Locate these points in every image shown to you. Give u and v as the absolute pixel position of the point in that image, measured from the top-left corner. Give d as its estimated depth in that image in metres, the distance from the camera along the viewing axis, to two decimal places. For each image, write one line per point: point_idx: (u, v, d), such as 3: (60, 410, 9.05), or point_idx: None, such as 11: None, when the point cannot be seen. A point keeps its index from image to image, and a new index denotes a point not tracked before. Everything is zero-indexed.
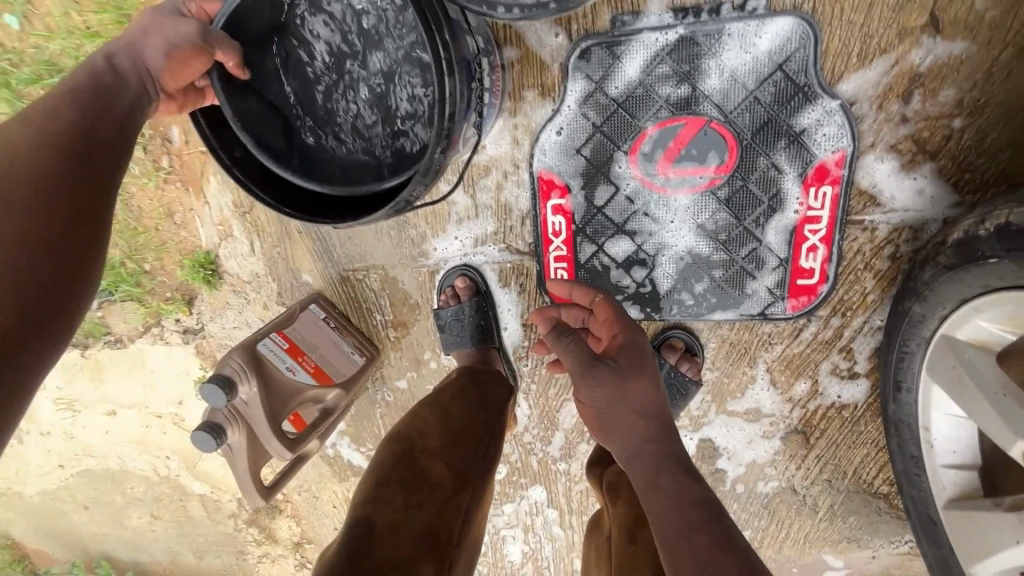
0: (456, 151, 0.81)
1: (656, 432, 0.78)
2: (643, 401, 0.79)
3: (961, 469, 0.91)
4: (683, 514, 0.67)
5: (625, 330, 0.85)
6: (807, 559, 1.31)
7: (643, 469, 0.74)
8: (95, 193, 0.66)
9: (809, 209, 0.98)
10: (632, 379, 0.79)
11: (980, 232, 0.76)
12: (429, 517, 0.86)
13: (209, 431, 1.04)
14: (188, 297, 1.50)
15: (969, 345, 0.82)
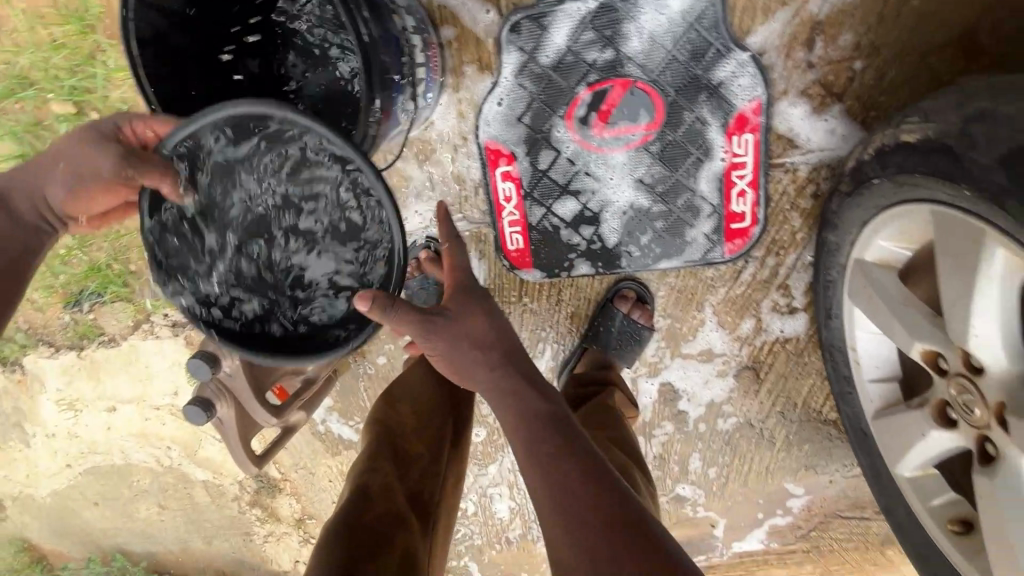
0: (397, 119, 0.88)
1: (512, 358, 0.85)
2: (483, 335, 0.83)
3: (884, 381, 0.99)
4: (538, 437, 0.78)
5: (451, 276, 0.86)
6: (771, 489, 1.40)
7: (499, 396, 0.82)
8: None
9: (734, 156, 1.06)
10: (466, 322, 0.83)
11: (864, 157, 0.84)
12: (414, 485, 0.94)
13: (198, 405, 1.12)
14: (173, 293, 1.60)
15: (876, 265, 0.89)
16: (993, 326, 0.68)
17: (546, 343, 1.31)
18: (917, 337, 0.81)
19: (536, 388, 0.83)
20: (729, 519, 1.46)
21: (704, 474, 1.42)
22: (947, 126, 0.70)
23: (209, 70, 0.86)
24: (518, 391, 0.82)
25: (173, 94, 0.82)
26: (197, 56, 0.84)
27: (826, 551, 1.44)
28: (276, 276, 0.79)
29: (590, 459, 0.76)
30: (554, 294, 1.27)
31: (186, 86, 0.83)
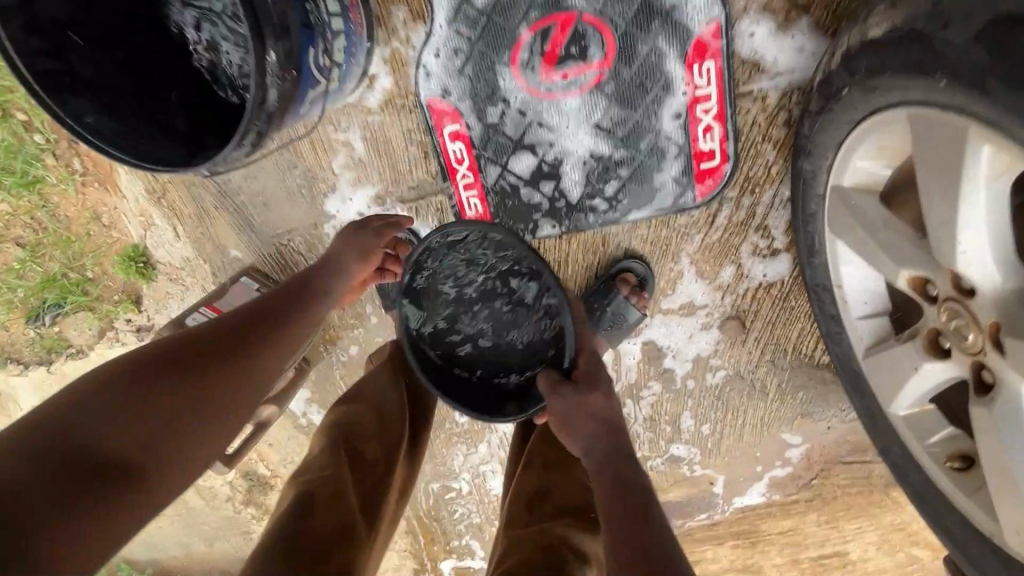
0: (309, 75, 0.78)
1: (617, 436, 0.89)
2: (602, 412, 0.90)
3: (875, 318, 0.92)
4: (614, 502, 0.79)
5: (583, 352, 0.98)
6: (767, 441, 1.35)
7: (597, 463, 0.86)
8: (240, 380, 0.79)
9: (696, 88, 0.98)
10: (587, 393, 0.91)
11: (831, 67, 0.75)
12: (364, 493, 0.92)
13: None
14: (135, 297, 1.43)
15: (856, 191, 0.80)
16: (983, 236, 0.60)
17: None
18: (903, 263, 0.73)
19: (624, 460, 0.86)
20: (727, 474, 1.42)
21: (698, 431, 1.37)
22: (916, 11, 0.63)
23: (98, 40, 0.78)
24: (613, 460, 0.85)
25: (56, 68, 0.74)
26: (81, 27, 0.76)
27: (829, 498, 1.40)
28: (497, 348, 1.03)
29: (662, 555, 0.71)
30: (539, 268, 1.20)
31: (70, 59, 0.75)
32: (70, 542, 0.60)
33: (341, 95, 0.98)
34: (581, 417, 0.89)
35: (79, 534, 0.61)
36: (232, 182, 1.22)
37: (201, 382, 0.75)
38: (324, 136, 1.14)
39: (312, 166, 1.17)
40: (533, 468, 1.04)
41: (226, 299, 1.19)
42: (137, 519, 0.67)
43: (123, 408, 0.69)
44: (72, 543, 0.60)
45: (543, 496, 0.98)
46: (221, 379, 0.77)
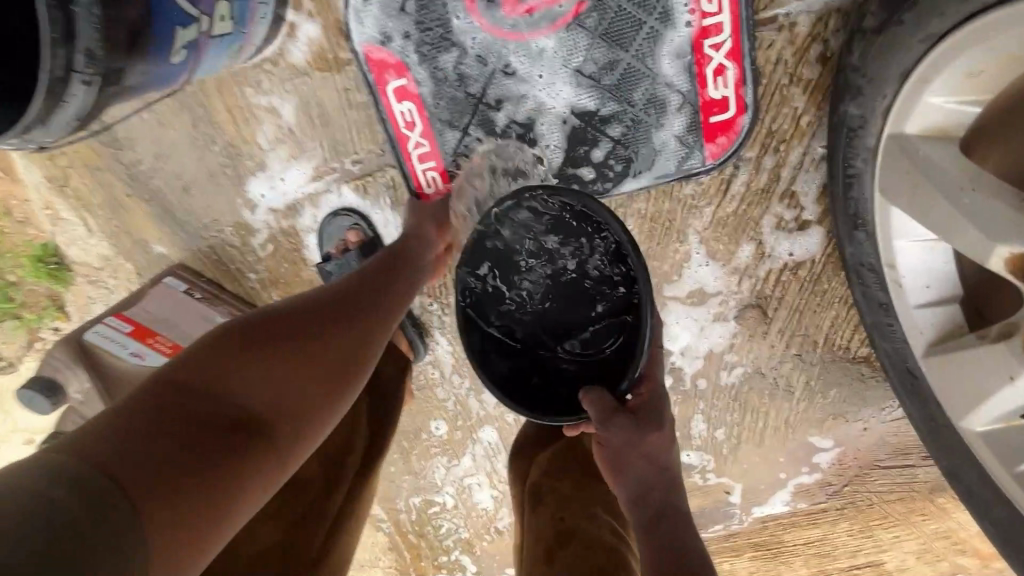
0: (168, 5, 0.57)
1: (669, 487, 0.71)
2: (659, 456, 0.71)
3: (938, 306, 0.72)
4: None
5: (649, 382, 0.73)
6: (793, 446, 1.16)
7: (643, 522, 0.69)
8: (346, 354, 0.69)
9: (704, 16, 0.76)
10: (648, 428, 0.70)
11: None
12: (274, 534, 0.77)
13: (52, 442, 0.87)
14: (61, 301, 1.18)
15: (925, 139, 0.59)
16: None
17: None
18: (999, 237, 0.54)
19: (673, 517, 0.69)
20: (746, 483, 1.23)
21: (711, 437, 1.18)
22: None
23: None
24: (661, 518, 0.68)
25: None
26: None
27: (862, 505, 1.21)
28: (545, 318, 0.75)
29: None
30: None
31: None
32: (179, 510, 0.50)
33: (251, 42, 0.78)
34: (634, 457, 0.70)
35: (170, 515, 0.49)
36: (144, 164, 1.01)
37: (310, 351, 0.66)
38: (245, 101, 0.92)
39: (234, 139, 0.96)
40: (543, 502, 0.87)
41: (142, 306, 0.98)
42: (246, 493, 0.56)
43: (234, 375, 0.61)
44: (180, 510, 0.50)
45: (568, 535, 0.80)
46: (329, 350, 0.68)
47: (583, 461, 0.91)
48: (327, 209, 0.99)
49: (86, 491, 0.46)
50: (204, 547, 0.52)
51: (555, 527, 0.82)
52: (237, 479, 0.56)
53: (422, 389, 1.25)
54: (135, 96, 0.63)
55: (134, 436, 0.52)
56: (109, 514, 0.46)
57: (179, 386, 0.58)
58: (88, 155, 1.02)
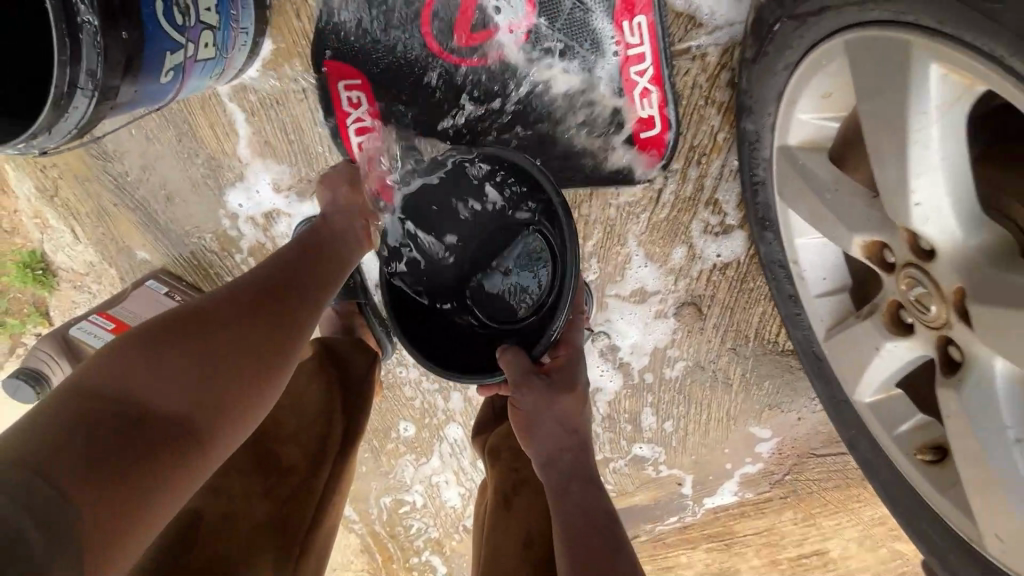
0: (160, 33, 0.66)
1: (582, 452, 0.81)
2: (569, 419, 0.82)
3: (832, 295, 0.81)
4: (587, 522, 0.74)
5: (567, 345, 0.84)
6: (735, 436, 1.25)
7: (556, 481, 0.78)
8: (277, 341, 0.71)
9: (628, 47, 0.88)
10: (559, 394, 0.81)
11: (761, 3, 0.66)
12: (265, 510, 0.81)
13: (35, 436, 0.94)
14: (46, 307, 1.25)
15: (802, 150, 0.69)
16: (941, 181, 0.49)
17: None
18: (856, 227, 0.63)
19: (585, 479, 0.79)
20: (696, 473, 1.32)
21: (660, 429, 1.27)
22: None
23: None
24: (575, 480, 0.78)
25: None
26: None
27: (803, 494, 1.29)
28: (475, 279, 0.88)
29: None
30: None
31: None
32: (114, 497, 0.53)
33: (230, 68, 0.87)
34: (547, 420, 0.81)
35: (103, 504, 0.52)
36: (130, 176, 1.10)
37: (244, 336, 0.69)
38: (226, 118, 1.02)
39: (215, 153, 1.05)
40: (501, 459, 0.95)
41: (124, 306, 1.05)
42: (184, 474, 0.60)
43: (156, 371, 0.62)
44: (113, 502, 0.53)
45: (522, 484, 0.90)
46: (259, 334, 0.70)
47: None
48: (301, 217, 1.08)
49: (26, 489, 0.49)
50: (143, 524, 0.55)
51: (511, 477, 0.92)
52: (173, 462, 0.59)
53: (392, 388, 1.32)
54: (125, 110, 0.71)
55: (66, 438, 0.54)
56: (48, 508, 0.49)
57: (101, 391, 0.59)
58: (78, 167, 1.10)
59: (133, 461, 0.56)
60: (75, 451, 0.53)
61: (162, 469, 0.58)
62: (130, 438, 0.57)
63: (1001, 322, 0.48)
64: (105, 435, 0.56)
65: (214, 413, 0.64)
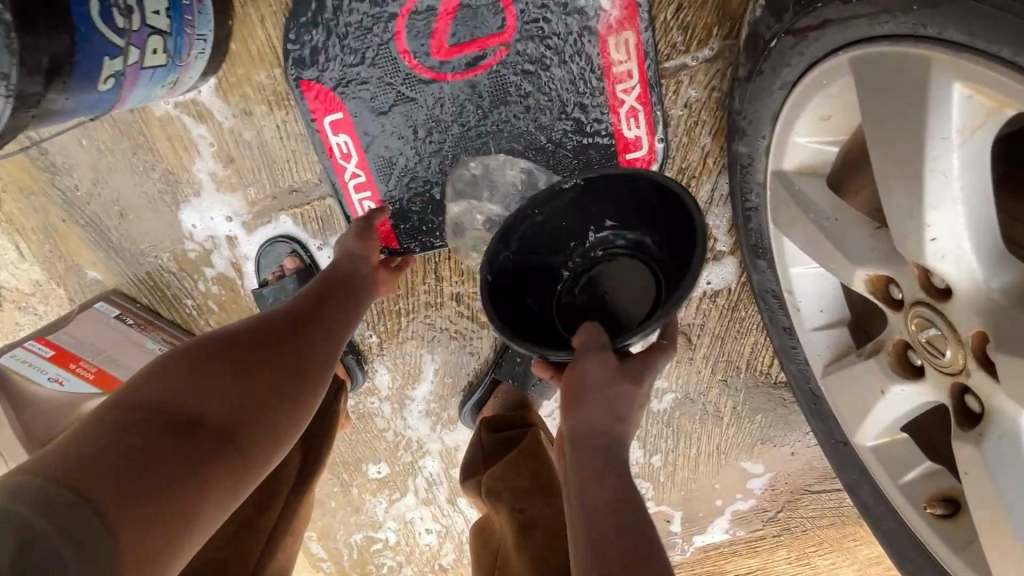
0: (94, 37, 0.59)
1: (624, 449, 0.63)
2: (622, 408, 0.64)
3: (830, 328, 0.76)
4: (621, 518, 0.55)
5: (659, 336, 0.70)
6: (726, 471, 1.19)
7: (591, 465, 0.60)
8: (316, 366, 0.69)
9: (613, 64, 0.83)
10: (627, 376, 0.64)
11: (756, 17, 0.61)
12: (208, 552, 0.72)
13: None
14: None
15: (799, 175, 0.64)
16: (960, 214, 0.44)
17: (446, 359, 1.14)
18: (858, 260, 0.57)
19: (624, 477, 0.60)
20: (685, 510, 1.25)
21: (648, 464, 1.21)
22: None
23: None
24: (610, 472, 0.59)
25: None
26: None
27: (798, 532, 1.23)
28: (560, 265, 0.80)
29: None
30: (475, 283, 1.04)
31: None
32: (155, 517, 0.47)
33: (187, 77, 0.80)
34: (600, 397, 0.63)
35: (146, 521, 0.46)
36: (80, 190, 1.02)
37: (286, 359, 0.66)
38: (184, 130, 0.95)
39: (173, 167, 0.98)
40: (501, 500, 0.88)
41: (67, 331, 0.96)
42: (224, 499, 0.54)
43: (199, 387, 0.58)
44: (154, 521, 0.47)
45: (529, 526, 0.83)
46: (297, 356, 0.68)
47: (535, 459, 0.93)
48: (264, 237, 1.01)
49: (52, 504, 0.42)
50: (181, 550, 0.49)
51: (516, 519, 0.84)
52: (215, 485, 0.54)
53: (363, 419, 1.24)
54: (59, 120, 0.65)
55: (100, 449, 0.48)
56: (80, 524, 0.43)
57: (140, 404, 0.54)
58: (24, 179, 1.02)
59: (174, 479, 0.50)
60: (113, 462, 0.48)
61: (205, 491, 0.52)
62: (176, 451, 0.52)
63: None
64: (148, 446, 0.51)
65: (254, 439, 0.60)
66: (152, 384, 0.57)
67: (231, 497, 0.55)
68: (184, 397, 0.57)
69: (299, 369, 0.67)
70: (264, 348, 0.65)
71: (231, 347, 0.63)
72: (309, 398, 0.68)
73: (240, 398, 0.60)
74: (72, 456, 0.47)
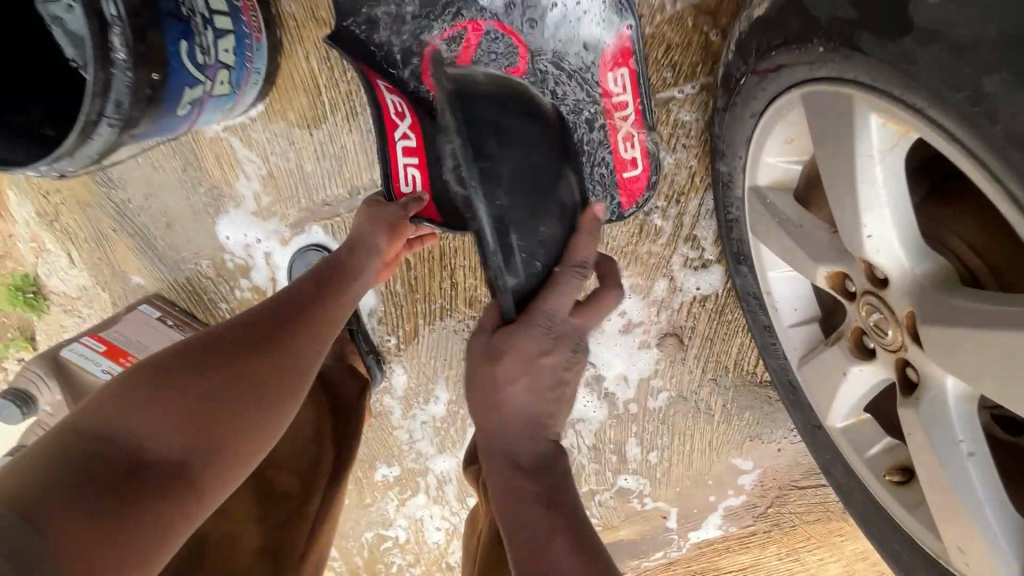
0: (182, 70, 0.72)
1: (525, 435, 0.69)
2: (507, 386, 0.68)
3: (805, 324, 0.86)
4: (528, 490, 0.65)
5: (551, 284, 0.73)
6: (718, 468, 1.28)
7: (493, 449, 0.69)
8: (274, 376, 0.75)
9: (612, 95, 0.93)
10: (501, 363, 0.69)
11: (729, 59, 0.73)
12: (259, 539, 0.84)
13: (13, 401, 0.97)
14: (37, 329, 1.26)
15: (771, 189, 0.76)
16: (887, 215, 0.56)
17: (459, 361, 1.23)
18: (819, 259, 0.68)
19: (531, 470, 0.67)
20: (680, 507, 1.33)
21: (645, 460, 1.29)
22: None
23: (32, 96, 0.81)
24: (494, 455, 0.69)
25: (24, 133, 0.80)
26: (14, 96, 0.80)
27: (787, 527, 1.30)
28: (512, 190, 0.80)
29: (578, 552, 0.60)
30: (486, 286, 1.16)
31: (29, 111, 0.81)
32: (103, 535, 0.55)
33: (240, 105, 0.93)
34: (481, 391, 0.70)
35: (93, 542, 0.54)
36: (133, 203, 1.13)
37: (240, 371, 0.72)
38: (230, 150, 1.07)
39: (218, 183, 1.09)
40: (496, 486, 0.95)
41: (117, 328, 1.06)
42: (178, 514, 0.62)
43: (148, 409, 0.65)
44: (104, 542, 0.54)
45: None
46: (253, 367, 0.73)
47: None
48: (297, 246, 1.12)
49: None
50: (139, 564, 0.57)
51: None
52: (164, 506, 0.61)
53: (379, 418, 1.32)
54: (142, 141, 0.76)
55: (53, 481, 0.56)
56: (31, 547, 0.50)
57: (90, 436, 0.62)
58: (81, 194, 1.13)
59: (120, 503, 0.58)
60: (60, 492, 0.55)
61: (155, 510, 0.60)
62: (120, 479, 0.60)
63: (946, 346, 0.53)
64: (89, 479, 0.58)
65: (207, 456, 0.67)
66: (105, 409, 0.64)
67: (185, 511, 0.63)
68: (136, 422, 0.64)
69: (251, 380, 0.73)
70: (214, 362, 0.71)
71: (179, 364, 0.70)
72: (263, 407, 0.73)
73: (189, 417, 0.67)
74: (24, 483, 0.55)
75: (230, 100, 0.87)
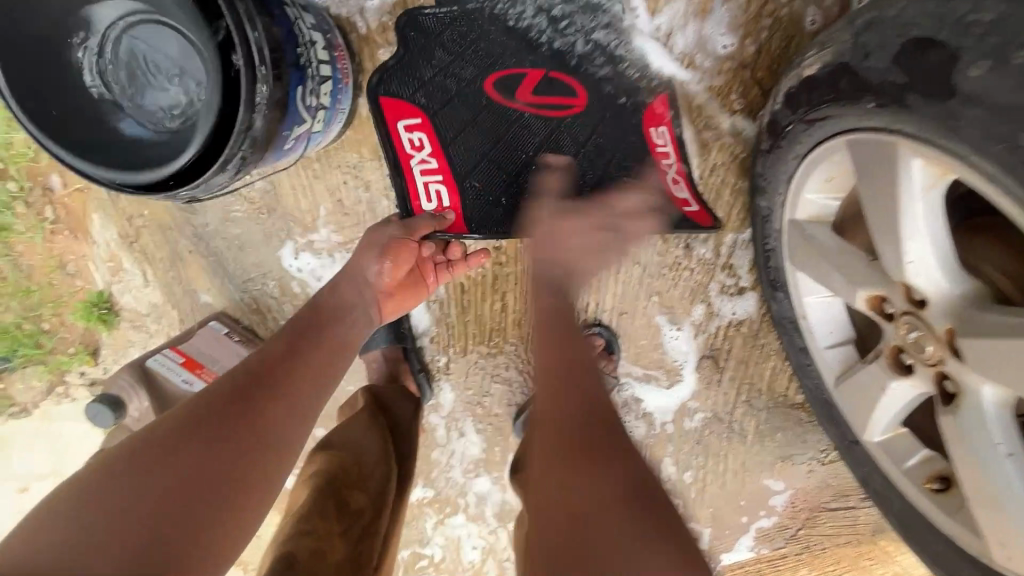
0: (293, 115, 0.84)
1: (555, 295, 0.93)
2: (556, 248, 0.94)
3: (839, 345, 0.93)
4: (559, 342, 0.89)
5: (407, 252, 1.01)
6: (751, 488, 1.32)
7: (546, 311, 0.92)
8: (252, 441, 0.72)
9: (656, 145, 1.02)
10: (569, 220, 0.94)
11: (776, 107, 0.82)
12: (346, 548, 0.89)
13: (106, 405, 1.06)
14: (104, 344, 1.33)
15: (809, 222, 0.85)
16: (927, 244, 0.64)
17: (504, 379, 1.30)
18: (859, 283, 0.76)
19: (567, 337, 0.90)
20: (714, 527, 1.37)
21: (680, 479, 1.33)
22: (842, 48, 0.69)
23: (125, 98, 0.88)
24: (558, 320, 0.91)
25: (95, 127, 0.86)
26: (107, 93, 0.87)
27: (818, 549, 1.34)
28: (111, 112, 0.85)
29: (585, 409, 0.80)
30: (534, 309, 1.24)
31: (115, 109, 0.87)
32: None
33: (325, 139, 1.01)
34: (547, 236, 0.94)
35: None
36: (211, 227, 1.23)
37: (212, 441, 0.69)
38: (306, 181, 1.17)
39: (292, 210, 1.19)
40: None
41: (192, 342, 1.13)
42: None
43: (108, 504, 0.60)
44: None
45: None
46: (228, 438, 0.70)
47: None
48: None
49: None
50: None
51: None
52: None
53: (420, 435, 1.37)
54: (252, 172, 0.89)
55: None
56: None
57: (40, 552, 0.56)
58: (163, 218, 1.24)
59: None
60: None
61: None
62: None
63: (991, 358, 0.61)
64: None
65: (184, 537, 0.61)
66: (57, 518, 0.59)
67: None
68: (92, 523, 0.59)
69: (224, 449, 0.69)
70: (183, 438, 0.68)
71: (142, 448, 0.67)
72: (241, 472, 0.69)
73: (157, 499, 0.62)
74: None
75: (319, 138, 0.98)
